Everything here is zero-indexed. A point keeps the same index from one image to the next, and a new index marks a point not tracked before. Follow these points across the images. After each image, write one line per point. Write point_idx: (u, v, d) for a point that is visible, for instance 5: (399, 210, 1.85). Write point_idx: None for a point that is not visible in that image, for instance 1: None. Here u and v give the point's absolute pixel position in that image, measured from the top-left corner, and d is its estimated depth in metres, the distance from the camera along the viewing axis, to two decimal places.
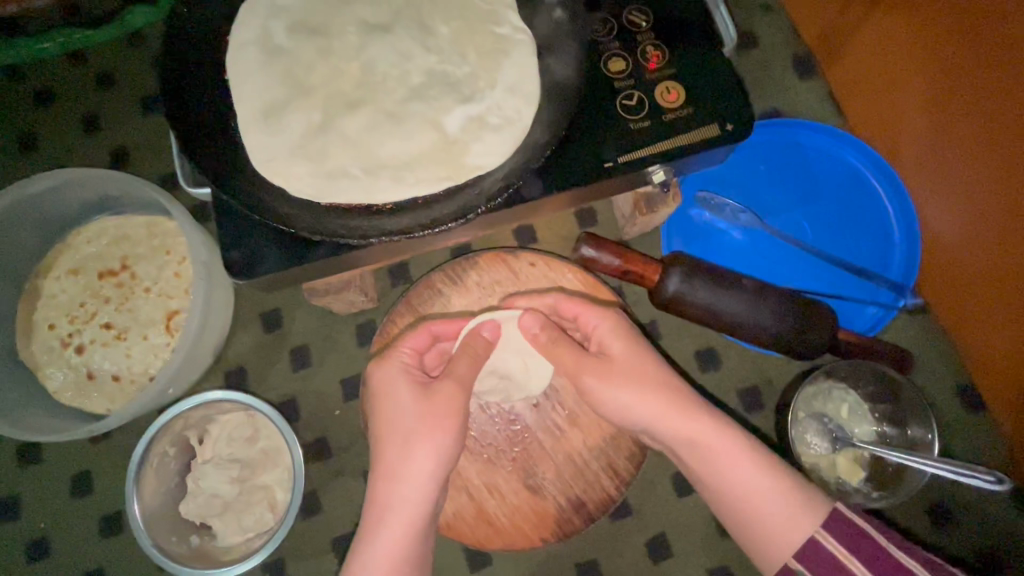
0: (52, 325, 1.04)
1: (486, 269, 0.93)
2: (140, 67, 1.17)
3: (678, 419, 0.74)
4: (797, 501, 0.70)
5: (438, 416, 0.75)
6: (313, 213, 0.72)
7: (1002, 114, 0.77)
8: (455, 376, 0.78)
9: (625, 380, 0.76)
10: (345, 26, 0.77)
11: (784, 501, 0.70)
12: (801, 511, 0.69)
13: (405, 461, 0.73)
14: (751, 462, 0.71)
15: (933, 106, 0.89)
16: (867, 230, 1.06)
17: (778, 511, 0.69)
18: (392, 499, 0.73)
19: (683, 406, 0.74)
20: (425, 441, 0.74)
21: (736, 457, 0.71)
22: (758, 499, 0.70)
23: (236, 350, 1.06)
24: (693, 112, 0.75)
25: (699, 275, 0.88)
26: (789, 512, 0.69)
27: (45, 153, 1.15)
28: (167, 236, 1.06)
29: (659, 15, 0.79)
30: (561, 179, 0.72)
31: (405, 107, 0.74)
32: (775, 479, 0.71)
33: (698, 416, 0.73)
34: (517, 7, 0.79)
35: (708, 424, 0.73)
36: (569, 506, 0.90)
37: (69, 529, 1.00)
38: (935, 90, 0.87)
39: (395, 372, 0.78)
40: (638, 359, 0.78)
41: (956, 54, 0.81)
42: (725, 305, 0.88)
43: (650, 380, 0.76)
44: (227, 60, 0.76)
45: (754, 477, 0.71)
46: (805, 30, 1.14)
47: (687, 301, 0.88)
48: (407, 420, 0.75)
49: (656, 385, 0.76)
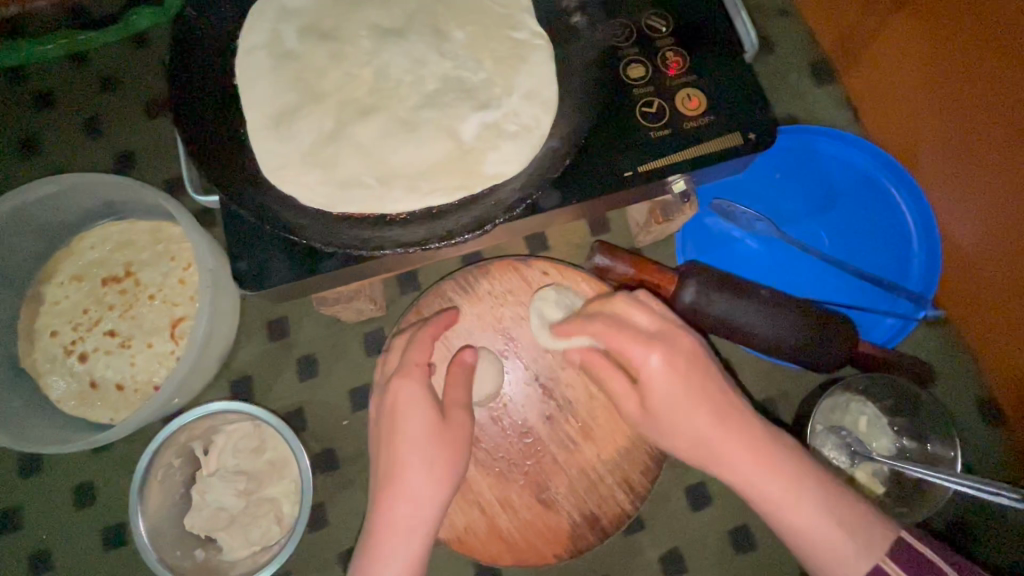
0: (55, 333, 1.01)
1: (498, 277, 0.91)
2: (144, 71, 1.15)
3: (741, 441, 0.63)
4: (863, 538, 0.61)
5: (452, 449, 0.72)
6: (325, 223, 0.70)
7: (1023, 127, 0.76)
8: (460, 404, 0.75)
9: (679, 396, 0.64)
10: (357, 31, 0.75)
11: (850, 540, 0.61)
12: (875, 547, 0.61)
13: (410, 487, 0.69)
14: (823, 493, 0.62)
15: (955, 118, 0.87)
16: (886, 239, 1.04)
17: (845, 550, 0.60)
18: (396, 523, 0.68)
19: (746, 426, 0.63)
20: (436, 469, 0.70)
21: (798, 487, 0.62)
22: (834, 536, 0.61)
23: (242, 359, 1.04)
24: (714, 120, 0.73)
25: (717, 285, 0.86)
26: (857, 552, 0.60)
27: (47, 157, 1.13)
28: (172, 242, 1.04)
29: (680, 20, 0.77)
30: (578, 190, 0.70)
31: (419, 114, 0.72)
32: (839, 512, 0.62)
33: (762, 438, 0.63)
34: (533, 12, 0.77)
35: (776, 448, 0.63)
36: (583, 521, 0.88)
37: (72, 541, 0.98)
38: (958, 102, 0.85)
39: (409, 391, 0.72)
40: (701, 371, 0.64)
41: (978, 68, 0.79)
42: (744, 317, 0.86)
43: (712, 394, 0.64)
44: (236, 65, 0.74)
45: (818, 514, 0.61)
46: (821, 35, 1.12)
47: (705, 313, 0.86)
48: (418, 443, 0.69)
49: (707, 400, 0.65)
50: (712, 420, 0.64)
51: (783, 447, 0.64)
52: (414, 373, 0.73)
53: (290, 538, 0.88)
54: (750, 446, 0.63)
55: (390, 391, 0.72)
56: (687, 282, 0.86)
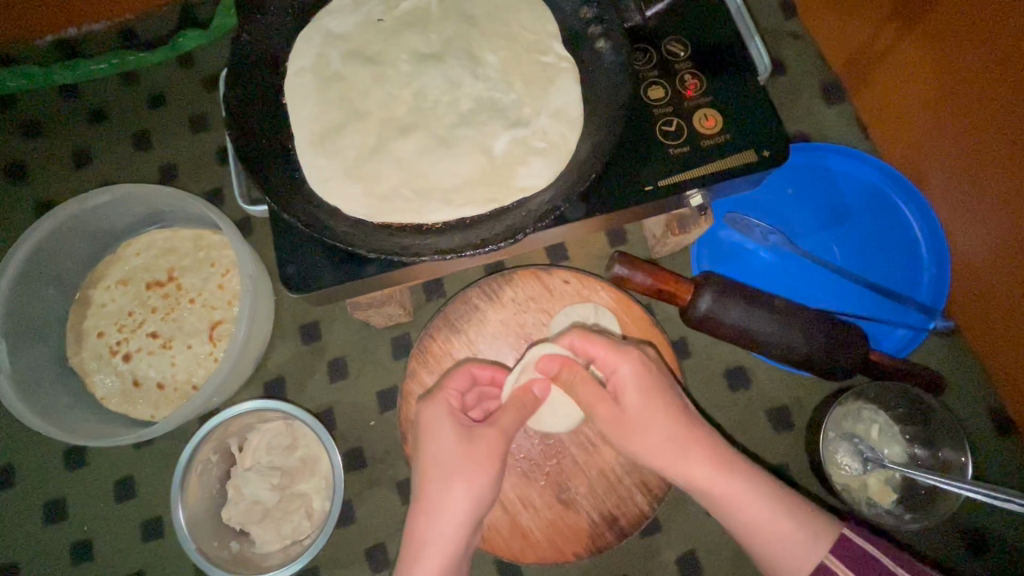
0: (102, 333, 1.07)
1: (521, 285, 0.96)
2: (188, 89, 1.23)
3: (701, 465, 0.72)
4: (809, 531, 0.71)
5: (480, 462, 0.73)
6: (366, 231, 0.75)
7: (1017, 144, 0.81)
8: (499, 425, 0.76)
9: (646, 429, 0.74)
10: (398, 55, 0.81)
11: (796, 534, 0.70)
12: (811, 540, 0.70)
13: (446, 500, 0.72)
14: (771, 501, 0.71)
15: (966, 133, 0.90)
16: (895, 253, 1.07)
17: (795, 540, 0.70)
18: (430, 535, 0.71)
19: (705, 450, 0.73)
20: (464, 479, 0.73)
21: (756, 492, 0.71)
22: (779, 535, 0.70)
23: (276, 361, 1.10)
24: (730, 138, 0.78)
25: (727, 293, 0.90)
26: (803, 541, 0.70)
27: (98, 168, 1.21)
28: (213, 249, 1.10)
29: (697, 46, 0.83)
30: (603, 202, 0.75)
31: (455, 131, 0.78)
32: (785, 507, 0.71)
33: (719, 459, 0.72)
34: (561, 38, 0.83)
35: (730, 469, 0.72)
36: (602, 521, 0.91)
37: (111, 532, 1.03)
38: (967, 119, 0.88)
39: (433, 412, 0.78)
40: (652, 410, 0.74)
41: (991, 85, 0.82)
42: (754, 324, 0.90)
43: (672, 426, 0.73)
44: (286, 86, 0.81)
45: (768, 512, 0.71)
46: (832, 57, 1.17)
47: (719, 319, 0.90)
48: (444, 458, 0.74)
49: (676, 428, 0.73)
50: (688, 446, 0.72)
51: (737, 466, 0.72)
52: (440, 398, 0.79)
53: (321, 532, 0.91)
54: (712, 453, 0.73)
55: (420, 416, 0.79)
56: (703, 296, 0.89)
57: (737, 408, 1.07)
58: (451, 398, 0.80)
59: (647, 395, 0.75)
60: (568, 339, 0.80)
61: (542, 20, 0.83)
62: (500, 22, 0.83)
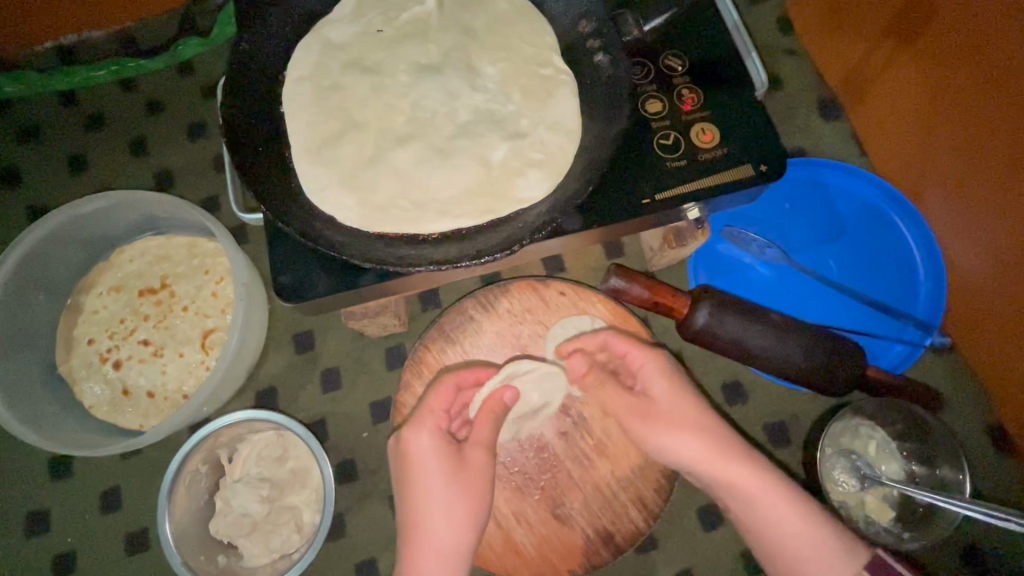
0: (92, 341, 1.06)
1: (517, 296, 0.98)
2: (187, 98, 1.23)
3: (722, 464, 0.75)
4: (836, 543, 0.73)
5: (473, 489, 0.78)
6: (362, 241, 0.74)
7: (1011, 160, 0.82)
8: (481, 444, 0.81)
9: (670, 421, 0.79)
10: (397, 66, 0.81)
11: (823, 543, 0.73)
12: (839, 555, 0.72)
13: (442, 531, 0.76)
14: (793, 507, 0.73)
15: (964, 149, 0.90)
16: (890, 269, 1.08)
17: (818, 549, 0.72)
18: (427, 564, 0.75)
19: (728, 451, 0.76)
20: (460, 508, 0.77)
21: (778, 498, 0.74)
22: (802, 542, 0.73)
23: (269, 370, 1.08)
24: (727, 153, 0.78)
25: (725, 306, 0.89)
26: (834, 556, 0.72)
27: (93, 173, 1.20)
28: (207, 256, 1.10)
29: (695, 62, 0.83)
30: (600, 214, 0.75)
31: (452, 142, 0.78)
32: (808, 509, 0.74)
33: (740, 459, 0.76)
34: (560, 51, 0.83)
35: (750, 469, 0.75)
36: (597, 537, 0.90)
37: (96, 544, 1.01)
38: (966, 135, 0.88)
39: (420, 437, 0.79)
40: (682, 405, 0.81)
41: (991, 101, 0.82)
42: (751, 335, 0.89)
43: (694, 424, 0.79)
44: (283, 95, 0.81)
45: (802, 517, 0.73)
46: (828, 73, 1.18)
47: (715, 333, 0.89)
48: (438, 490, 0.77)
49: (700, 426, 0.79)
50: (711, 444, 0.77)
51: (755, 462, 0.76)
52: (426, 423, 0.80)
53: (310, 547, 0.90)
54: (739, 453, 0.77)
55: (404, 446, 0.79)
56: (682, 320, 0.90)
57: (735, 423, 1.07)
58: (440, 419, 0.81)
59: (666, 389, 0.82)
60: (602, 338, 0.88)
61: (541, 33, 0.83)
62: (497, 35, 0.83)
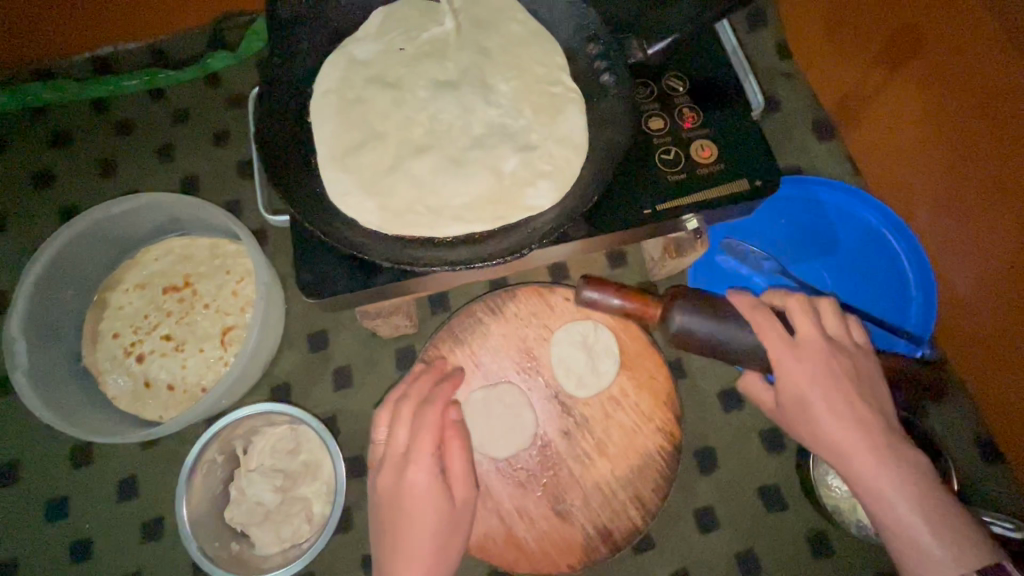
0: (117, 335, 1.11)
1: (524, 301, 1.03)
2: (214, 108, 1.30)
3: (847, 434, 0.71)
4: (954, 549, 0.66)
5: (452, 529, 0.77)
6: (382, 242, 0.79)
7: (996, 178, 0.87)
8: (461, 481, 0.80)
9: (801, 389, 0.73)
10: (417, 81, 0.87)
11: (940, 547, 0.66)
12: (959, 554, 0.65)
13: (416, 550, 0.74)
14: (911, 494, 0.68)
15: (955, 160, 0.94)
16: (881, 284, 1.12)
17: (929, 547, 0.66)
18: None
19: (865, 428, 0.71)
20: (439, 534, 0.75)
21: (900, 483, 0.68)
22: (908, 528, 0.68)
23: (283, 367, 1.13)
24: (725, 168, 0.83)
25: (692, 301, 0.76)
26: (941, 558, 0.65)
27: (122, 177, 1.26)
28: (228, 257, 1.15)
29: (695, 83, 0.89)
30: (604, 223, 0.80)
31: (467, 153, 0.83)
32: (931, 509, 0.67)
33: (859, 435, 0.71)
34: (569, 70, 0.89)
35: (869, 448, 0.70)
36: (596, 534, 0.94)
37: (112, 532, 1.04)
38: (958, 146, 0.92)
39: (391, 473, 0.78)
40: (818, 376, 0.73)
41: (982, 113, 0.86)
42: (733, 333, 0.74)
43: (827, 392, 0.73)
44: (310, 107, 0.87)
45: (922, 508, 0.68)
46: (824, 96, 1.24)
47: (694, 334, 0.74)
48: (423, 511, 0.75)
49: (840, 396, 0.73)
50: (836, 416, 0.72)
51: (893, 445, 0.71)
52: (394, 464, 0.79)
53: (321, 536, 0.94)
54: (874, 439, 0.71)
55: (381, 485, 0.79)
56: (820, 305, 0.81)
57: (733, 429, 1.10)
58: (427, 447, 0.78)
59: (828, 362, 0.74)
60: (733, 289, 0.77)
61: (551, 54, 0.89)
62: (511, 55, 0.89)
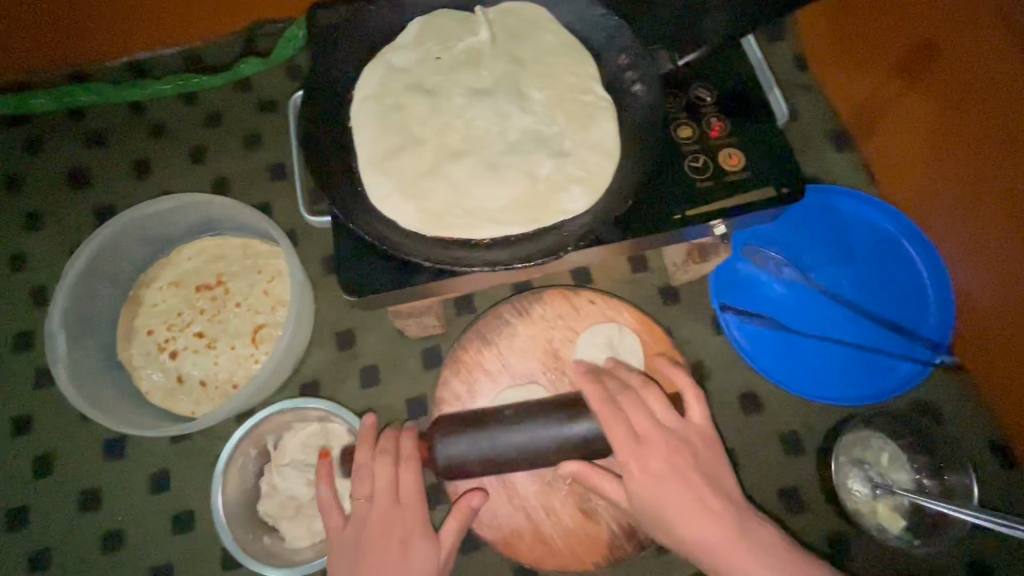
0: (151, 331, 1.14)
1: (550, 303, 1.06)
2: (244, 112, 1.33)
3: (729, 546, 0.76)
4: None
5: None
6: (421, 243, 0.82)
7: (1009, 187, 0.90)
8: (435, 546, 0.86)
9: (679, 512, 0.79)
10: (453, 89, 0.91)
11: None
12: None
13: None
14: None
15: (973, 166, 0.96)
16: (899, 291, 1.14)
17: None
18: None
19: (738, 535, 0.77)
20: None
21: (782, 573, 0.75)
22: None
23: (312, 365, 1.15)
24: (751, 176, 0.86)
25: (471, 432, 0.83)
26: None
27: (156, 179, 1.30)
28: (260, 257, 1.18)
29: (722, 93, 0.92)
30: (636, 228, 0.82)
31: (503, 158, 0.86)
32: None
33: (739, 546, 0.76)
34: (600, 79, 0.91)
35: (748, 559, 0.76)
36: (621, 532, 0.96)
37: (144, 524, 1.06)
38: (973, 153, 0.95)
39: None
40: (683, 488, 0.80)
41: (1004, 116, 0.87)
42: (501, 443, 0.82)
43: (700, 513, 0.78)
44: (350, 112, 0.90)
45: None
46: (841, 107, 1.27)
47: (465, 460, 0.82)
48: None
49: (704, 508, 0.79)
50: (715, 536, 0.77)
51: (754, 527, 0.79)
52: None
53: None
54: (725, 526, 0.77)
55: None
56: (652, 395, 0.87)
57: (753, 432, 1.12)
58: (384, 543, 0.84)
59: (673, 458, 0.81)
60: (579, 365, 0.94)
61: (583, 63, 0.92)
62: (544, 64, 0.92)
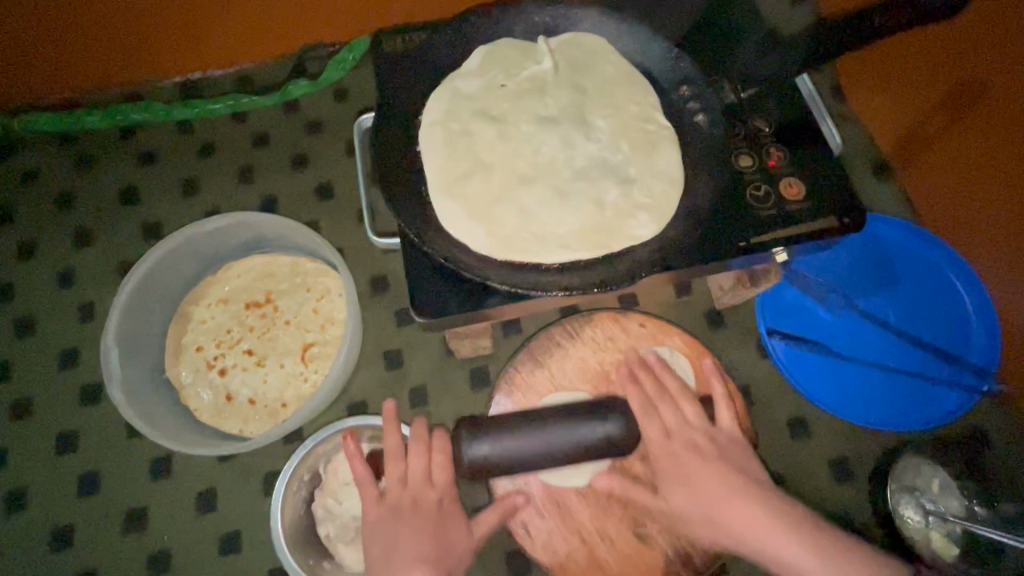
0: (200, 348, 1.14)
1: (600, 326, 1.07)
2: (292, 132, 1.35)
3: (716, 481, 0.83)
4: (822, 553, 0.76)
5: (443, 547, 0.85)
6: (494, 267, 0.84)
7: None
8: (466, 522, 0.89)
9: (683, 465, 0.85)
10: (520, 116, 0.93)
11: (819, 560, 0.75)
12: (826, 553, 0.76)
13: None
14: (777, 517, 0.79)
15: (1017, 200, 0.98)
16: (943, 319, 1.14)
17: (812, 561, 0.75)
18: None
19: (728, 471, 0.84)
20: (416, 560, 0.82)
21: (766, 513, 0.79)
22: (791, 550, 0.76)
23: (360, 384, 1.15)
24: (813, 205, 0.88)
25: (495, 432, 0.85)
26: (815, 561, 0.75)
27: (204, 196, 1.31)
28: (309, 275, 1.18)
29: (781, 123, 0.94)
30: (701, 255, 0.84)
31: (572, 185, 0.88)
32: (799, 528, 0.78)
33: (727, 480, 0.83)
34: (661, 109, 0.94)
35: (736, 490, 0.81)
36: (677, 558, 0.95)
37: (190, 545, 1.05)
38: (1018, 189, 0.98)
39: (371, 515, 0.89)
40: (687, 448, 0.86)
41: None
42: (523, 442, 0.84)
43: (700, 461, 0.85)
44: (419, 137, 0.92)
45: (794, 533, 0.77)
46: (879, 137, 1.30)
47: (494, 459, 0.84)
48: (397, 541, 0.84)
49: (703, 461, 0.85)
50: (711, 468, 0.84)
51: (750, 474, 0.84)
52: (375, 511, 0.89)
53: None
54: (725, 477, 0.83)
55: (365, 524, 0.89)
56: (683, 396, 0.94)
57: (801, 456, 1.12)
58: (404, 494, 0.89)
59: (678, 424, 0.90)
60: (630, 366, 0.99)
61: (645, 92, 0.95)
62: (607, 93, 0.95)
